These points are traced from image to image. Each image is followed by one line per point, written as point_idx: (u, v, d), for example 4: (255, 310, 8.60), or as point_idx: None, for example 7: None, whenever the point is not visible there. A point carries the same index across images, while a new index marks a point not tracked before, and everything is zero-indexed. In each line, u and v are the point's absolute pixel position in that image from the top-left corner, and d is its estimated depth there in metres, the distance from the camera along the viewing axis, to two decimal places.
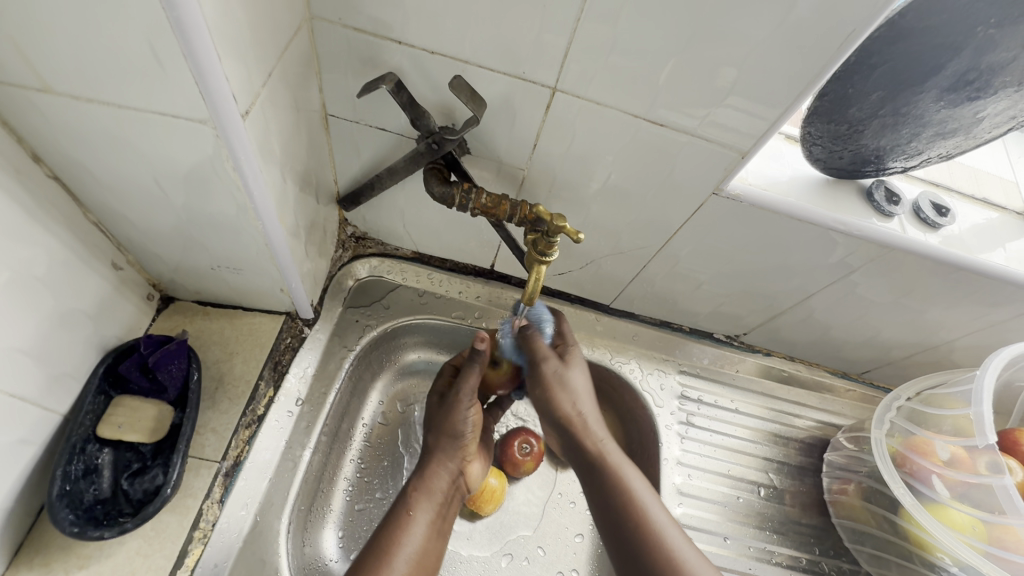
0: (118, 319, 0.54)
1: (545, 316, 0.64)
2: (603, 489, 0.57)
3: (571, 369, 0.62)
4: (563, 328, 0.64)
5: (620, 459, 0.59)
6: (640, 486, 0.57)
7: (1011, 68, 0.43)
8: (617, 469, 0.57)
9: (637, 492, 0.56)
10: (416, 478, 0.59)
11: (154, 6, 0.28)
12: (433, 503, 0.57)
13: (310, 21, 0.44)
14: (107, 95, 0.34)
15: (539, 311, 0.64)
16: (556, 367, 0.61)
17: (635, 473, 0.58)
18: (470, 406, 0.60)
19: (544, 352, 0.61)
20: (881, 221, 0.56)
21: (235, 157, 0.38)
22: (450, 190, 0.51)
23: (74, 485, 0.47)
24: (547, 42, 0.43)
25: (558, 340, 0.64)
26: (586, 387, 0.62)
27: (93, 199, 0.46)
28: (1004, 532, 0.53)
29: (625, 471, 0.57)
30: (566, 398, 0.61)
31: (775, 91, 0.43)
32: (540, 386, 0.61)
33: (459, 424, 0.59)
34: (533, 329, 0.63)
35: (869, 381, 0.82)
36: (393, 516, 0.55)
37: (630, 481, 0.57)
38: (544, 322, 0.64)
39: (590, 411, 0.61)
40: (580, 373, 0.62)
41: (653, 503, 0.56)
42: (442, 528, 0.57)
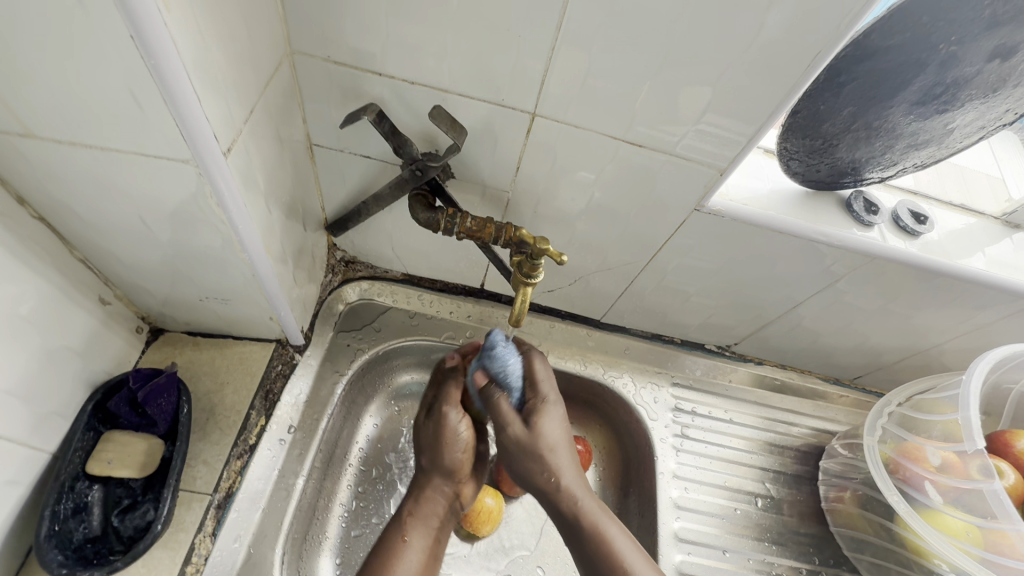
0: (107, 354, 0.54)
1: (511, 363, 0.56)
2: (586, 552, 0.52)
3: (542, 428, 0.54)
4: (536, 373, 0.57)
5: (600, 518, 0.53)
6: (622, 544, 0.52)
7: (976, 81, 0.44)
8: (596, 526, 0.52)
9: (623, 554, 0.51)
10: (412, 503, 0.58)
11: (132, 56, 0.29)
12: (427, 527, 0.57)
13: (291, 56, 0.45)
14: (90, 138, 0.35)
15: (505, 359, 0.55)
16: (518, 433, 0.54)
17: (617, 529, 0.53)
18: (462, 426, 0.59)
19: (506, 416, 0.54)
20: (861, 231, 0.56)
21: (219, 193, 0.39)
22: (436, 216, 0.52)
23: (63, 524, 0.47)
24: (524, 69, 0.44)
25: (531, 394, 0.56)
26: (561, 439, 0.55)
27: (79, 237, 0.46)
28: (999, 537, 0.53)
29: (606, 530, 0.52)
30: (539, 466, 0.53)
31: (749, 110, 0.44)
32: (506, 453, 0.55)
33: (454, 447, 0.58)
34: (496, 387, 0.55)
35: (862, 387, 0.82)
36: (387, 542, 0.55)
37: (611, 538, 0.52)
38: (508, 375, 0.55)
39: (568, 471, 0.54)
40: (553, 426, 0.55)
41: (639, 562, 0.50)
42: (436, 552, 0.57)
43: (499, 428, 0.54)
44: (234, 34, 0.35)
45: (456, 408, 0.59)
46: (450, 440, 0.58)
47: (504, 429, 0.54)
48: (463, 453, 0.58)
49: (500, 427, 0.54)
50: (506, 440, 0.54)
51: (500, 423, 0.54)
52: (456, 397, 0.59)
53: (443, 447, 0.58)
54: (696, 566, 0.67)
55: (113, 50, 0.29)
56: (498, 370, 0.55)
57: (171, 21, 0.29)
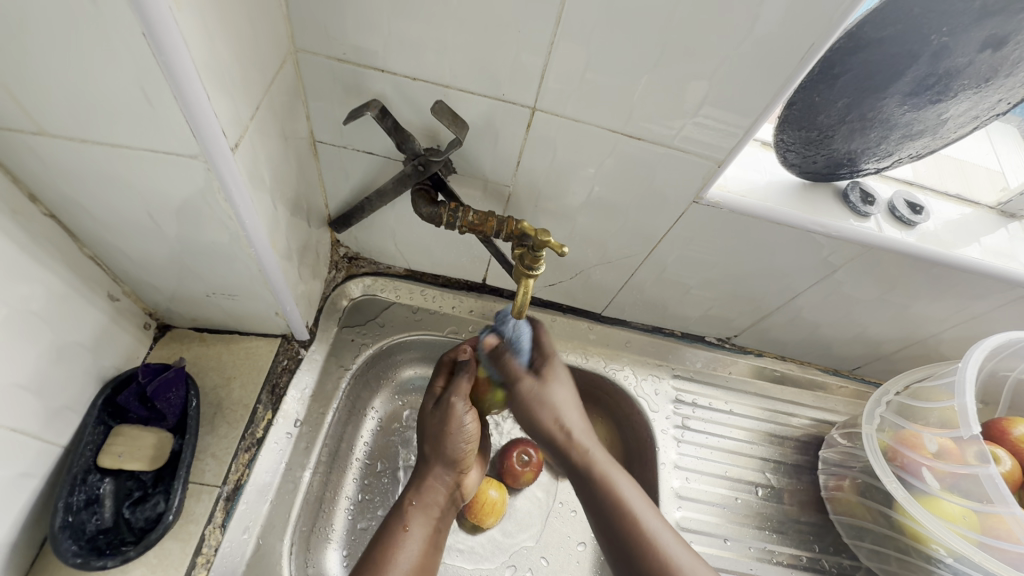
0: (115, 350, 0.54)
1: (525, 334, 0.58)
2: (594, 496, 0.57)
3: (551, 381, 0.62)
4: (542, 339, 0.62)
5: (607, 466, 0.58)
6: (627, 490, 0.57)
7: (968, 72, 0.45)
8: (603, 473, 0.58)
9: (625, 494, 0.56)
10: (413, 492, 0.59)
11: (144, 53, 0.30)
12: (428, 516, 0.57)
13: (295, 54, 0.46)
14: (100, 135, 0.36)
15: (521, 330, 0.58)
16: (531, 386, 0.61)
17: (625, 479, 0.58)
18: (467, 416, 0.58)
19: (518, 371, 0.60)
20: (858, 221, 0.57)
21: (227, 189, 0.40)
22: (438, 209, 0.53)
23: (76, 516, 0.48)
24: (524, 64, 0.45)
25: (538, 355, 0.62)
26: (567, 395, 0.62)
27: (88, 234, 0.47)
28: (995, 521, 0.54)
29: (611, 475, 0.58)
30: (546, 413, 0.61)
31: (746, 102, 0.45)
32: (519, 402, 0.62)
33: (457, 437, 0.58)
34: (506, 348, 0.59)
35: (861, 377, 0.83)
36: (388, 529, 0.55)
37: (617, 485, 0.57)
38: (520, 337, 0.58)
39: (574, 421, 0.62)
40: (559, 383, 0.62)
41: (641, 504, 0.56)
42: (437, 541, 0.58)
43: (511, 382, 0.60)
44: (240, 32, 0.36)
45: (462, 396, 0.58)
46: (455, 430, 0.58)
47: (514, 381, 0.60)
48: (467, 443, 0.59)
49: (512, 381, 0.60)
50: (521, 392, 0.61)
51: (512, 381, 0.60)
52: (465, 390, 0.59)
53: (448, 437, 0.58)
54: None
55: (125, 47, 0.30)
56: (511, 335, 0.58)
57: (181, 19, 0.30)
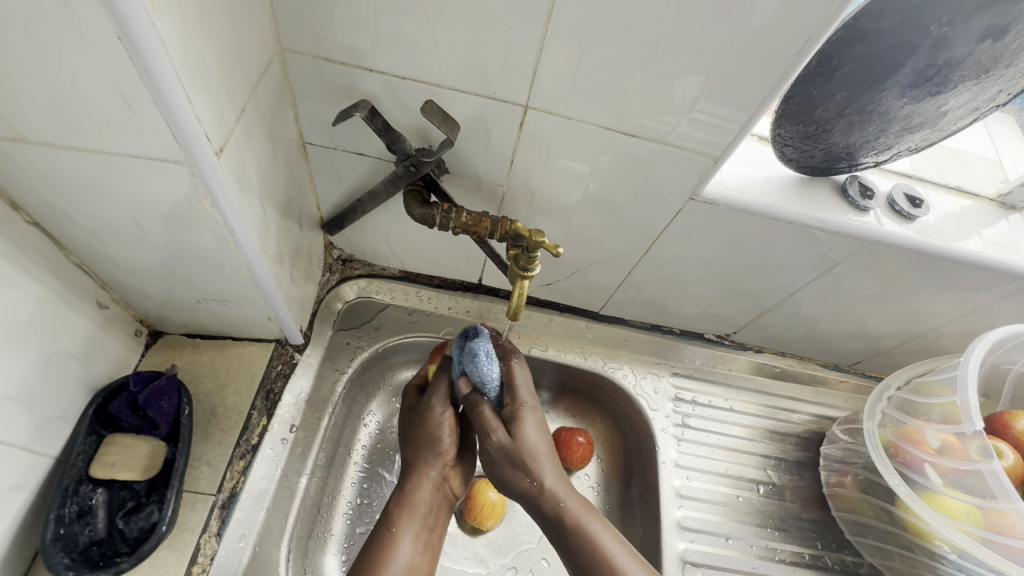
0: (106, 358, 0.54)
1: (493, 371, 0.56)
2: (571, 551, 0.54)
3: (524, 432, 0.56)
4: (513, 377, 0.57)
5: (583, 517, 0.55)
6: (607, 540, 0.53)
7: (968, 63, 0.44)
8: (581, 527, 0.54)
9: (608, 546, 0.53)
10: (398, 492, 0.58)
11: (121, 57, 0.29)
12: (417, 516, 0.56)
13: (281, 54, 0.45)
14: (80, 141, 0.35)
15: (485, 368, 0.56)
16: (502, 440, 0.55)
17: (604, 529, 0.54)
18: (445, 411, 0.60)
19: (491, 422, 0.55)
20: (857, 216, 0.56)
21: (212, 193, 0.39)
22: (430, 211, 0.52)
23: (68, 528, 0.47)
24: (515, 62, 0.44)
25: (510, 399, 0.57)
26: (543, 445, 0.56)
27: (74, 242, 0.46)
28: (999, 517, 0.53)
29: (589, 525, 0.54)
30: (521, 474, 0.55)
31: (742, 97, 0.44)
32: (490, 464, 0.57)
33: (436, 432, 0.59)
34: (478, 394, 0.56)
35: (861, 372, 0.82)
36: (375, 534, 0.55)
37: (596, 537, 0.53)
38: (488, 382, 0.56)
39: (551, 475, 0.56)
40: (533, 432, 0.56)
41: (625, 558, 0.52)
42: (429, 542, 0.57)
43: (483, 433, 0.56)
44: (222, 32, 0.35)
45: (439, 397, 0.60)
46: (432, 428, 0.59)
47: (488, 436, 0.56)
48: (448, 433, 0.59)
49: (485, 432, 0.56)
50: (492, 448, 0.55)
51: (484, 432, 0.56)
52: (441, 397, 0.60)
53: (428, 432, 0.59)
54: (700, 554, 0.67)
55: (101, 51, 0.29)
56: (479, 375, 0.56)
57: (158, 21, 0.29)
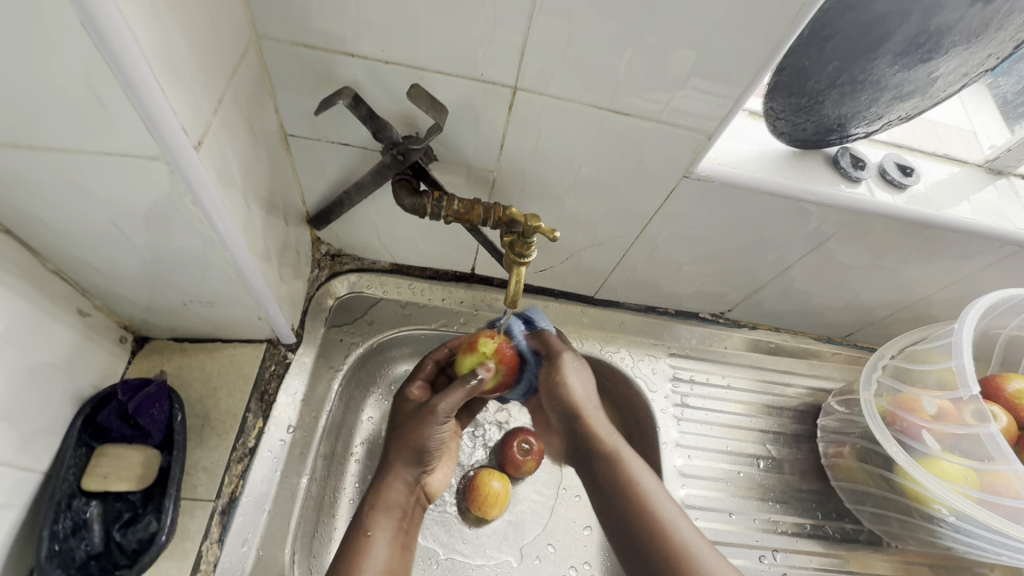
0: (90, 367, 0.52)
1: (543, 321, 0.63)
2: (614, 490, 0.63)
3: (570, 382, 0.65)
4: (557, 334, 0.66)
5: (627, 455, 0.65)
6: (650, 484, 0.62)
7: (959, 28, 0.44)
8: (620, 458, 0.64)
9: (643, 482, 0.62)
10: (372, 495, 0.59)
11: (88, 48, 0.27)
12: (390, 518, 0.58)
13: (257, 41, 0.43)
14: (45, 138, 0.33)
15: (536, 315, 0.63)
16: (569, 359, 0.64)
17: (642, 469, 0.64)
18: (442, 424, 0.60)
19: (559, 347, 0.63)
20: (849, 186, 0.56)
21: (193, 191, 0.37)
22: (421, 200, 0.50)
23: (63, 543, 0.46)
24: (502, 40, 0.42)
25: (559, 346, 0.64)
26: (588, 397, 0.66)
27: (48, 248, 0.44)
28: (995, 478, 0.54)
29: (629, 462, 0.64)
30: (567, 404, 0.65)
31: (736, 70, 0.43)
32: (550, 379, 0.64)
33: (425, 441, 0.60)
34: (544, 333, 0.64)
35: (853, 343, 0.83)
36: (351, 539, 0.56)
37: (642, 483, 0.62)
38: (515, 332, 0.62)
39: (603, 421, 0.66)
40: (577, 386, 0.66)
41: (657, 491, 0.62)
42: (403, 542, 0.59)
43: (553, 355, 0.63)
44: (194, 20, 0.33)
45: (448, 404, 0.59)
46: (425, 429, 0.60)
47: (555, 356, 0.63)
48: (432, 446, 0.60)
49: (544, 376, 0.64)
50: (548, 382, 0.64)
51: (553, 353, 0.64)
52: (455, 395, 0.59)
53: (417, 436, 0.60)
54: (704, 531, 0.68)
55: (66, 41, 0.27)
56: (509, 330, 0.62)
57: (124, 6, 0.27)
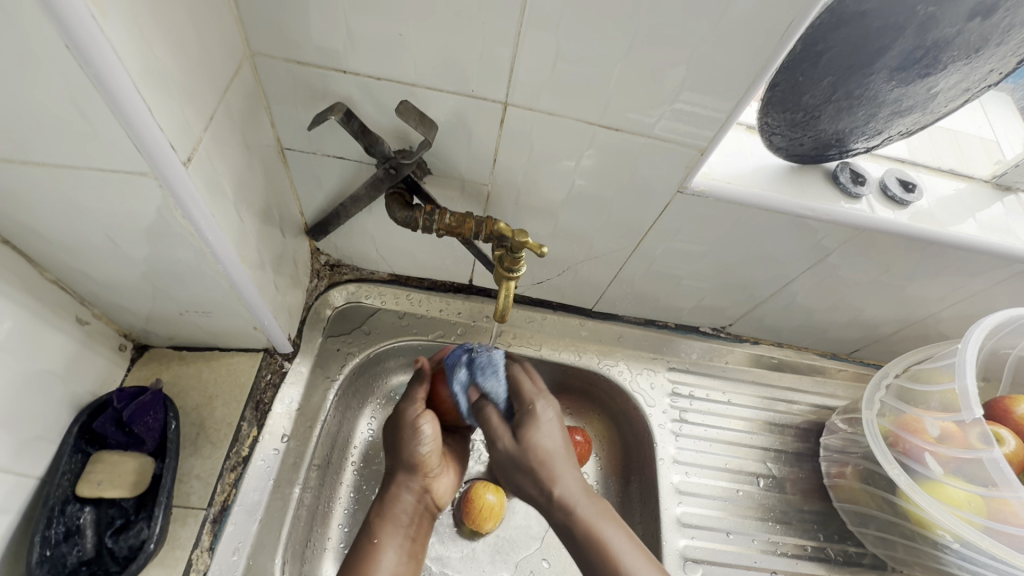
0: (89, 374, 0.53)
1: (497, 382, 0.54)
2: (583, 556, 0.50)
3: (533, 442, 0.51)
4: (519, 382, 0.55)
5: (597, 522, 0.50)
6: (622, 547, 0.49)
7: (958, 43, 0.43)
8: (593, 532, 0.49)
9: (619, 550, 0.49)
10: (378, 505, 0.57)
11: (73, 68, 0.28)
12: (398, 529, 0.56)
13: (252, 58, 0.44)
14: (39, 155, 0.34)
15: (490, 378, 0.54)
16: (508, 449, 0.51)
17: (618, 532, 0.50)
18: (426, 426, 0.58)
19: (495, 429, 0.52)
20: (848, 203, 0.55)
21: (183, 205, 0.38)
22: (413, 214, 0.51)
23: (55, 549, 0.46)
24: (491, 57, 0.43)
25: (519, 404, 0.54)
26: (558, 447, 0.52)
27: (47, 258, 0.45)
28: (1002, 505, 0.52)
29: (602, 532, 0.49)
30: (529, 479, 0.52)
31: (726, 86, 0.43)
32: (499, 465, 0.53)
33: (413, 446, 0.57)
34: (485, 401, 0.54)
35: (860, 360, 0.81)
36: (358, 547, 0.55)
37: (605, 536, 0.49)
38: (498, 395, 0.54)
39: (566, 484, 0.51)
40: (546, 433, 0.52)
41: (640, 565, 0.48)
42: (412, 550, 0.57)
43: (489, 443, 0.53)
44: (184, 40, 0.34)
45: (416, 407, 0.59)
46: (410, 435, 0.57)
47: (494, 445, 0.52)
48: (427, 447, 0.58)
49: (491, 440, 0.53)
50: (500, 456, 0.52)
51: (489, 439, 0.53)
52: (416, 395, 0.59)
53: (406, 440, 0.57)
54: (701, 551, 0.66)
55: (53, 62, 0.28)
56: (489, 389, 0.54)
57: (108, 29, 0.28)
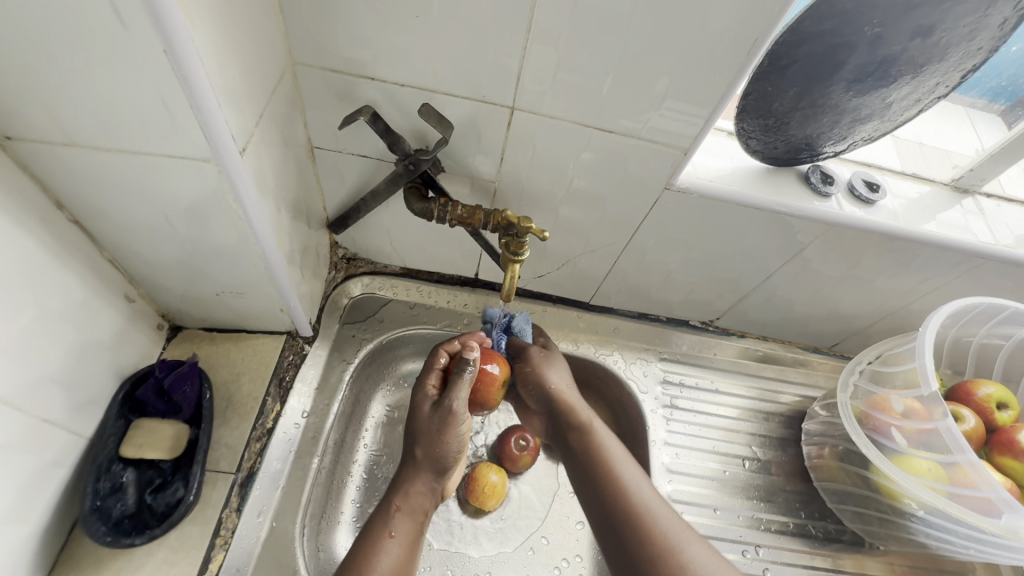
0: (132, 348, 0.58)
1: (526, 329, 0.71)
2: (601, 487, 0.58)
3: (553, 375, 0.67)
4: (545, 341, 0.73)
5: (616, 459, 0.60)
6: (641, 486, 0.57)
7: (904, 58, 0.50)
8: (610, 463, 0.59)
9: (636, 488, 0.57)
10: (397, 498, 0.60)
11: (165, 69, 0.34)
12: (411, 522, 0.59)
13: (293, 67, 0.50)
14: (120, 142, 0.40)
15: (522, 325, 0.71)
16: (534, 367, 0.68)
17: (637, 474, 0.59)
18: (464, 425, 0.61)
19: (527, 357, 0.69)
20: (819, 201, 0.62)
21: (235, 189, 0.44)
22: (429, 205, 0.57)
23: (103, 501, 0.51)
24: (500, 66, 0.49)
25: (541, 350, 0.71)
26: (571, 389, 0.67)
27: (107, 238, 0.50)
28: (959, 470, 0.57)
29: (619, 466, 0.59)
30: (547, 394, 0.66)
31: (705, 93, 0.49)
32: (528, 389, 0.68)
33: (447, 444, 0.61)
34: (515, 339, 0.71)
35: (840, 353, 0.87)
36: (371, 534, 0.57)
37: (624, 473, 0.58)
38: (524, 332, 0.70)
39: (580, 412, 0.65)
40: (564, 377, 0.68)
41: (656, 500, 0.56)
42: (417, 543, 0.60)
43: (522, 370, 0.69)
44: (245, 50, 0.41)
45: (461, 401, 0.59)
46: (449, 438, 0.60)
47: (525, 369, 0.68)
48: (456, 449, 0.62)
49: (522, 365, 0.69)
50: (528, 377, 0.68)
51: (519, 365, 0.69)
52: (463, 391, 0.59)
53: (443, 440, 0.60)
54: (689, 524, 0.71)
55: (147, 64, 0.34)
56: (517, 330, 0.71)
57: (196, 37, 0.34)
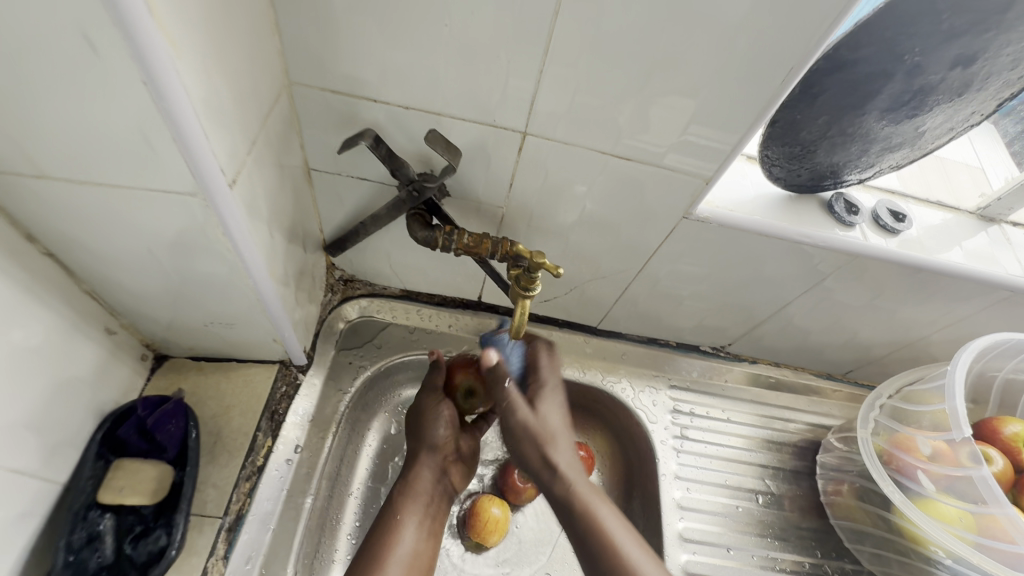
0: (113, 382, 0.54)
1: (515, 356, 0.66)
2: (575, 524, 0.58)
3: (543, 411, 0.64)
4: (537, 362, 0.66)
5: (591, 499, 0.59)
6: (612, 524, 0.57)
7: (941, 88, 0.47)
8: (587, 505, 0.59)
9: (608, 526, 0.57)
10: (403, 485, 0.64)
11: (146, 101, 0.31)
12: (421, 506, 0.63)
13: (289, 87, 0.47)
14: (96, 174, 0.36)
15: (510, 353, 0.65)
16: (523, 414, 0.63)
17: (608, 510, 0.59)
18: (444, 414, 0.65)
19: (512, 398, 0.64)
20: (843, 230, 0.59)
21: (224, 223, 0.40)
22: (433, 234, 0.53)
23: (77, 554, 0.47)
24: (513, 90, 0.46)
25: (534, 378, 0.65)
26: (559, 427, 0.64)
27: (85, 269, 0.46)
28: (990, 521, 0.55)
29: (595, 508, 0.58)
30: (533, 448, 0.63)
31: (730, 122, 0.46)
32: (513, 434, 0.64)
33: (433, 430, 0.65)
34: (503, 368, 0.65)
35: (854, 381, 0.84)
36: (382, 523, 0.61)
37: (601, 518, 0.58)
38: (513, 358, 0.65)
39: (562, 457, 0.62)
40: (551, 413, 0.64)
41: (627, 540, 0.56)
42: (432, 528, 0.63)
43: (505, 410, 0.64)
44: (237, 73, 0.37)
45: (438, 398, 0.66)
46: (432, 425, 0.65)
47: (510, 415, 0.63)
48: (444, 430, 0.65)
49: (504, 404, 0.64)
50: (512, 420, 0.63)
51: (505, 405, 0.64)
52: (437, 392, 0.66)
53: (429, 426, 0.65)
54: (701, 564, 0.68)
55: (125, 94, 0.30)
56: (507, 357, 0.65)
57: (181, 66, 0.30)
